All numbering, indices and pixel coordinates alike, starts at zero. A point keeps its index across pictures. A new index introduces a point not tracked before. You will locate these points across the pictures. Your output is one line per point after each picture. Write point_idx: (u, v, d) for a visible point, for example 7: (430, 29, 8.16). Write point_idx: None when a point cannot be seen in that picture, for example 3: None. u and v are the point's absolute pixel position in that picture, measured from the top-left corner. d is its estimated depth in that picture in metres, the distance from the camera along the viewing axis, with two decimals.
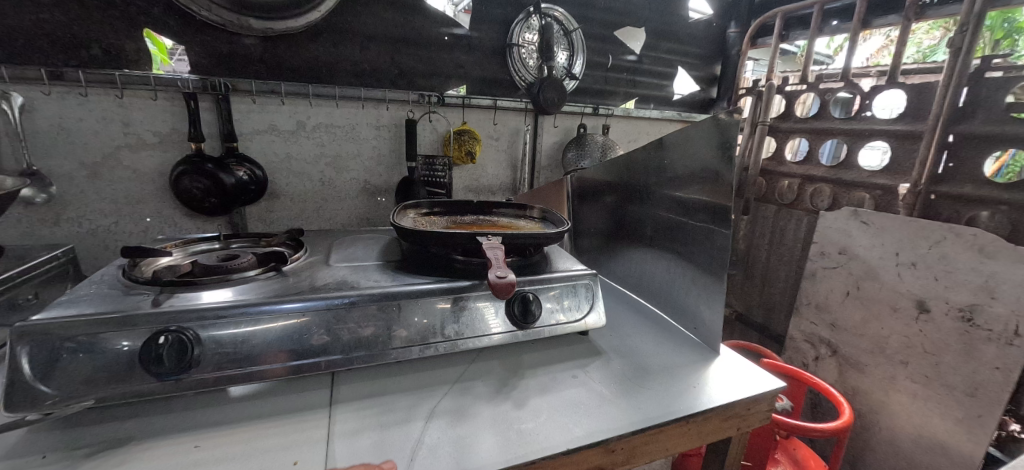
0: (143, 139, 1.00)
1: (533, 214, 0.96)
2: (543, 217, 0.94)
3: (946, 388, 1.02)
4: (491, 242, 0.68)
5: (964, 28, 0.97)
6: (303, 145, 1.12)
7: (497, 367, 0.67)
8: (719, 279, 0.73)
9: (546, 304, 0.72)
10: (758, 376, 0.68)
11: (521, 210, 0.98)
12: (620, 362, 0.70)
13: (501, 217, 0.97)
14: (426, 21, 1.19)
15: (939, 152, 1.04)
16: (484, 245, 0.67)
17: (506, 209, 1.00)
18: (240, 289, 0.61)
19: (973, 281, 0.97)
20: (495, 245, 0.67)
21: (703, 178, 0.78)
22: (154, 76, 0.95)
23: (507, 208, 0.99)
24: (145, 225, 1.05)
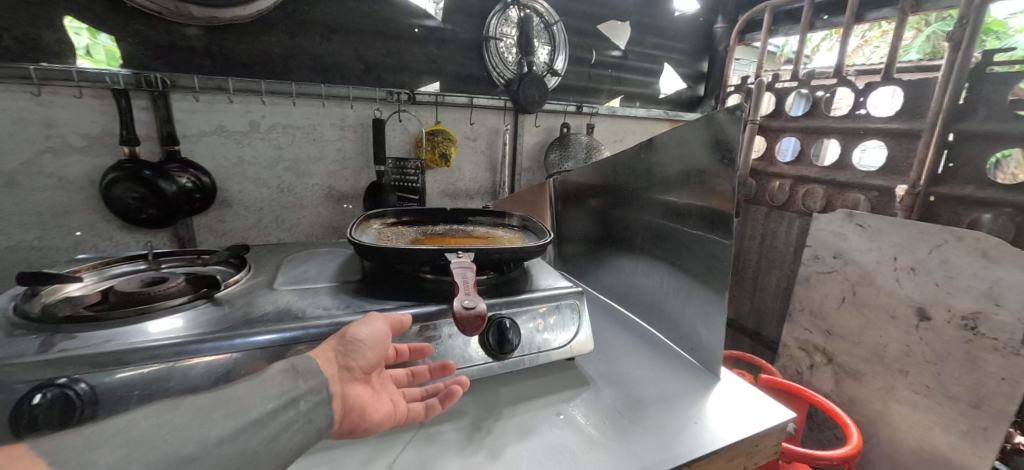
0: (69, 143, 0.87)
1: (512, 222, 0.88)
2: (524, 226, 0.86)
3: (949, 400, 0.97)
4: (461, 261, 0.59)
5: (963, 21, 0.93)
6: (257, 148, 1.02)
7: (471, 406, 0.57)
8: (718, 295, 0.66)
9: (526, 328, 0.63)
10: (764, 407, 0.61)
11: (500, 218, 0.90)
12: (610, 392, 0.62)
13: (477, 226, 0.88)
14: (395, 12, 1.09)
15: (939, 152, 1.00)
16: (453, 263, 0.58)
17: (482, 217, 0.91)
18: (157, 326, 0.51)
19: (976, 287, 0.93)
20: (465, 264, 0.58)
21: (697, 182, 0.70)
22: (77, 71, 0.83)
23: (483, 216, 0.90)
24: (74, 239, 0.92)
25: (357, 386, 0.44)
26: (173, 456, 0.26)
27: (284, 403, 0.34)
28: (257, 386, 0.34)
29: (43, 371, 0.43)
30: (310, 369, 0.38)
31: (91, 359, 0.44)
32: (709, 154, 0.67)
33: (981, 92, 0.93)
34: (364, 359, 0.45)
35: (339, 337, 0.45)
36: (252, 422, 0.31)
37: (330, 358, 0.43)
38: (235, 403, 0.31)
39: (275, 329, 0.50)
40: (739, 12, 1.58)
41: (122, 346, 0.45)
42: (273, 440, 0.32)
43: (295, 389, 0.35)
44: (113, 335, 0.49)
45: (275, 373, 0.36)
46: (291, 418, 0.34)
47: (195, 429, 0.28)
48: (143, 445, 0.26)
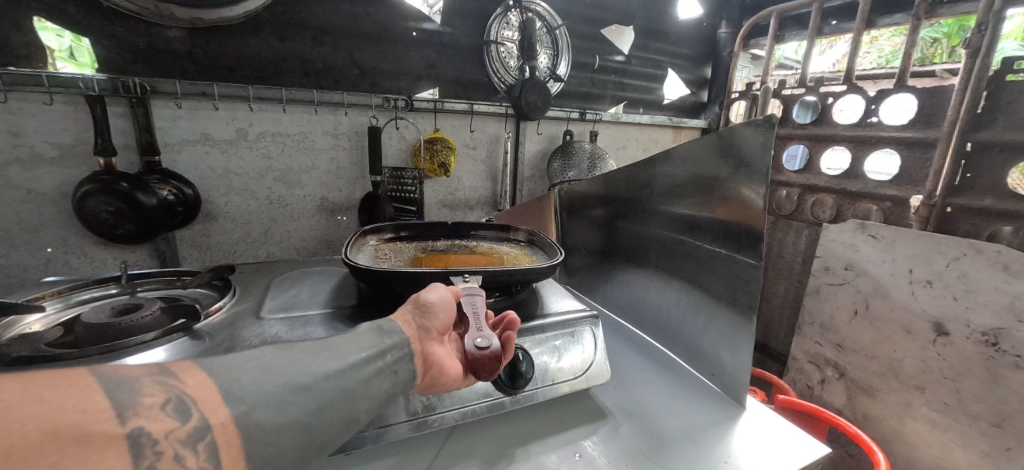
0: (39, 153, 0.80)
1: (518, 237, 0.83)
2: (530, 240, 0.81)
3: (969, 418, 0.95)
4: (465, 284, 0.54)
5: (982, 27, 0.95)
6: (244, 158, 0.95)
7: (480, 447, 0.52)
8: (745, 319, 0.62)
9: (539, 358, 0.58)
10: (796, 440, 0.57)
11: (505, 233, 0.85)
12: (630, 426, 0.57)
13: (480, 241, 0.84)
14: (392, 14, 1.04)
15: (957, 161, 1.02)
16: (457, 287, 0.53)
17: (486, 231, 0.86)
18: (127, 368, 0.45)
19: (997, 302, 0.90)
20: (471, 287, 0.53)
21: (718, 196, 0.66)
22: (48, 75, 0.76)
23: (487, 231, 0.85)
24: (45, 256, 0.85)
25: (435, 344, 0.45)
26: (294, 382, 0.32)
27: (373, 354, 0.38)
28: (352, 339, 0.39)
29: None
30: (393, 328, 0.42)
31: None
32: (733, 168, 0.63)
33: (1001, 100, 0.95)
34: (439, 321, 0.46)
35: (413, 303, 0.46)
36: (350, 365, 0.36)
37: (408, 321, 0.44)
38: (336, 350, 0.36)
39: None
40: (743, 17, 1.56)
41: None
42: (367, 383, 0.36)
43: (383, 342, 0.40)
44: None
45: (366, 330, 0.40)
46: (380, 367, 0.38)
47: (308, 365, 0.34)
48: (272, 372, 0.32)
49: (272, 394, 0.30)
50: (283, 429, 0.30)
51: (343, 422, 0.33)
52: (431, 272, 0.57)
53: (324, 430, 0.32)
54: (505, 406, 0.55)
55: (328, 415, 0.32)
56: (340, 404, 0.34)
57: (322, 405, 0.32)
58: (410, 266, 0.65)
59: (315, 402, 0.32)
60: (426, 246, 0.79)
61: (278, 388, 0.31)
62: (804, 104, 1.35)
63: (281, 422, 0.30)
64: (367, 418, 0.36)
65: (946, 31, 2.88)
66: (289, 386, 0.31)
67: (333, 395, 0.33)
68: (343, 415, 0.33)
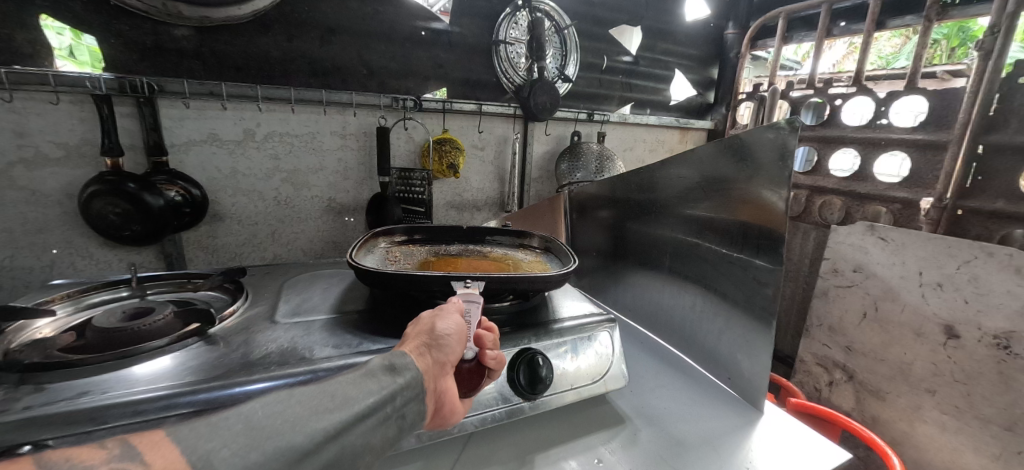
0: (44, 153, 0.79)
1: (533, 243, 0.82)
2: (547, 248, 0.80)
3: (980, 422, 0.95)
4: (466, 292, 0.50)
5: (995, 30, 0.96)
6: (251, 158, 0.94)
7: (500, 453, 0.51)
8: (763, 324, 0.61)
9: (557, 362, 0.58)
10: (817, 445, 0.56)
11: (521, 238, 0.84)
12: (649, 432, 0.57)
13: (496, 247, 0.83)
14: (401, 13, 1.03)
15: (968, 164, 1.04)
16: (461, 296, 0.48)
17: (502, 236, 0.85)
18: (140, 374, 0.44)
19: (1008, 305, 0.90)
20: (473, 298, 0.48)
21: (736, 199, 0.66)
22: (53, 74, 0.75)
23: (502, 237, 0.84)
24: (50, 258, 0.84)
25: (447, 379, 0.40)
26: (288, 450, 0.26)
27: (383, 399, 0.31)
28: (358, 377, 0.32)
29: (5, 434, 0.36)
30: (406, 363, 0.35)
31: (62, 418, 0.37)
32: (751, 170, 0.62)
33: (1013, 103, 0.96)
34: (458, 355, 0.40)
35: (427, 331, 0.39)
36: (358, 417, 0.29)
37: (427, 358, 0.38)
38: (342, 395, 0.30)
39: (280, 372, 0.44)
40: (750, 18, 1.56)
41: (98, 401, 0.39)
42: (376, 434, 0.31)
43: (396, 383, 0.33)
44: (88, 385, 0.42)
45: (376, 366, 0.34)
46: (388, 414, 0.32)
47: (306, 421, 0.28)
48: (262, 436, 0.26)
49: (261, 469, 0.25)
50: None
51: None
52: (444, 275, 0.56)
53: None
54: (524, 411, 0.54)
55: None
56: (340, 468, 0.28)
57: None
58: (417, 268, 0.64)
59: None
60: (438, 249, 0.78)
61: (266, 459, 0.25)
62: (808, 106, 1.36)
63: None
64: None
65: (946, 32, 2.90)
66: (283, 455, 0.26)
67: (334, 458, 0.28)
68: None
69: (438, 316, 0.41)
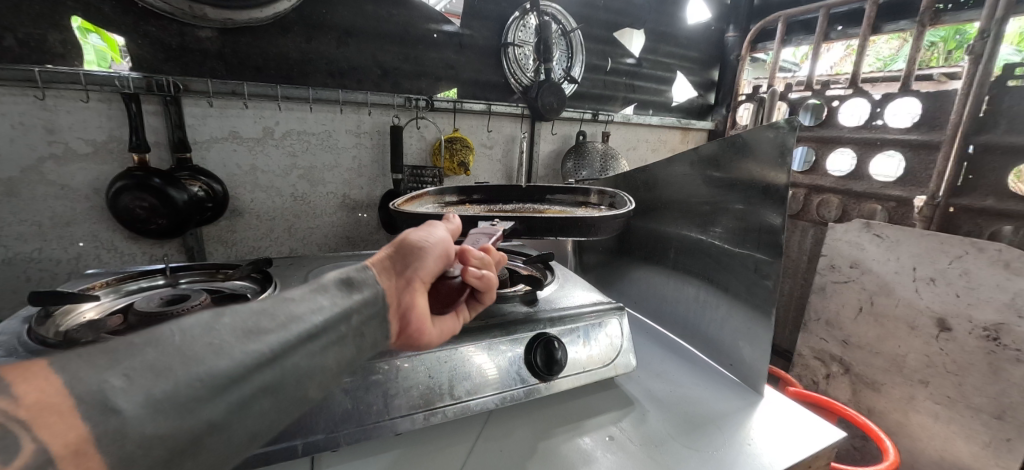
0: (73, 149, 0.82)
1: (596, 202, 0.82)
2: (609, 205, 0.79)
3: (971, 411, 1.01)
4: (489, 227, 0.53)
5: (985, 35, 1.00)
6: (271, 155, 0.98)
7: (519, 430, 0.55)
8: (762, 313, 0.65)
9: (571, 347, 0.61)
10: (814, 423, 0.60)
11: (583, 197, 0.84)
12: (657, 412, 0.60)
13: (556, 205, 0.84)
14: (414, 16, 1.07)
15: (960, 163, 1.08)
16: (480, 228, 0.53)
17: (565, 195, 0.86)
18: None
19: (999, 298, 0.96)
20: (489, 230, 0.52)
21: (738, 194, 0.69)
22: (84, 74, 0.78)
23: (563, 196, 0.85)
24: (77, 250, 0.87)
25: (416, 296, 0.38)
26: (215, 373, 0.22)
27: (332, 318, 0.29)
28: (306, 294, 0.29)
29: None
30: (363, 280, 0.34)
31: None
32: (752, 166, 0.66)
33: (1003, 105, 1.01)
34: (425, 269, 0.39)
35: (395, 244, 0.39)
36: (303, 338, 0.27)
37: (388, 268, 0.37)
38: (285, 314, 0.27)
39: None
40: (751, 21, 1.60)
41: None
42: (323, 358, 0.28)
43: (349, 303, 0.31)
44: None
45: (329, 283, 0.32)
46: (341, 334, 0.30)
47: (238, 345, 0.24)
48: (183, 360, 0.22)
49: (180, 394, 0.21)
50: (193, 440, 0.22)
51: (286, 406, 0.26)
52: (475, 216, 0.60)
53: (258, 422, 0.25)
54: (540, 392, 0.57)
55: (264, 409, 0.25)
56: (284, 394, 0.26)
57: (255, 398, 0.24)
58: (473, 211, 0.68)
59: (245, 395, 0.23)
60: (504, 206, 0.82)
61: (184, 387, 0.21)
62: (807, 107, 1.38)
63: (192, 429, 0.21)
64: (319, 395, 0.29)
65: (942, 35, 2.99)
66: (207, 379, 0.22)
67: (274, 381, 0.25)
68: (284, 399, 0.26)
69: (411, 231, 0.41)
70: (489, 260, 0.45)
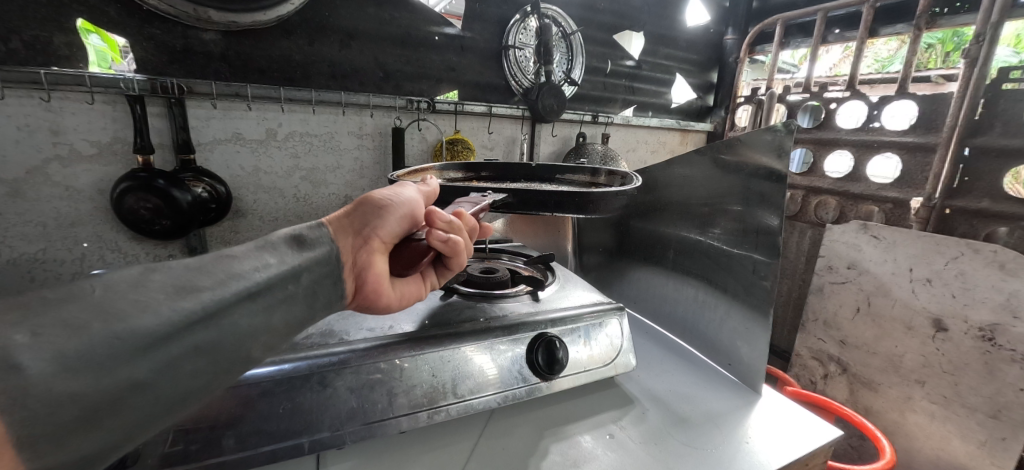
0: (78, 150, 0.83)
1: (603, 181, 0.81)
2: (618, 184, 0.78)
3: (967, 410, 1.03)
4: (477, 199, 0.56)
5: (980, 39, 1.02)
6: (274, 156, 0.99)
7: (521, 429, 0.56)
8: (760, 313, 0.66)
9: (571, 347, 0.62)
10: (810, 421, 0.61)
11: (592, 177, 0.83)
12: (656, 411, 0.61)
13: (565, 184, 0.83)
14: (416, 19, 1.08)
15: (956, 165, 1.09)
16: (467, 199, 0.55)
17: (574, 175, 0.85)
18: None
19: (994, 299, 0.98)
20: (474, 201, 0.54)
21: (736, 196, 0.70)
22: (89, 76, 0.79)
23: (572, 174, 0.84)
24: (81, 251, 0.87)
25: (373, 255, 0.41)
26: (139, 332, 0.23)
27: (271, 276, 0.30)
28: (248, 252, 0.31)
29: None
30: (317, 239, 0.36)
31: None
32: (749, 168, 0.68)
33: (998, 108, 1.02)
34: (383, 229, 0.42)
35: (360, 203, 0.42)
36: (241, 297, 0.28)
37: (347, 224, 0.40)
38: (224, 272, 0.28)
39: (318, 353, 0.48)
40: (749, 24, 1.61)
41: None
42: (265, 319, 0.29)
43: (298, 261, 0.33)
44: None
45: (279, 241, 0.33)
46: (283, 297, 0.31)
47: (167, 302, 0.24)
48: (104, 317, 0.22)
49: (96, 351, 0.21)
50: (113, 398, 0.22)
51: (221, 365, 0.27)
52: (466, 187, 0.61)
53: (189, 382, 0.25)
54: (541, 391, 0.58)
55: (195, 366, 0.25)
56: (217, 351, 0.26)
57: (185, 357, 0.25)
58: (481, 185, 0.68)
59: (173, 354, 0.24)
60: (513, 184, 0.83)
61: (102, 344, 0.21)
62: (806, 109, 1.40)
63: (110, 388, 0.22)
64: (261, 353, 0.30)
65: (939, 37, 3.03)
66: (128, 338, 0.22)
67: (208, 341, 0.26)
68: (219, 358, 0.27)
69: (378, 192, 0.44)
70: (457, 224, 0.47)
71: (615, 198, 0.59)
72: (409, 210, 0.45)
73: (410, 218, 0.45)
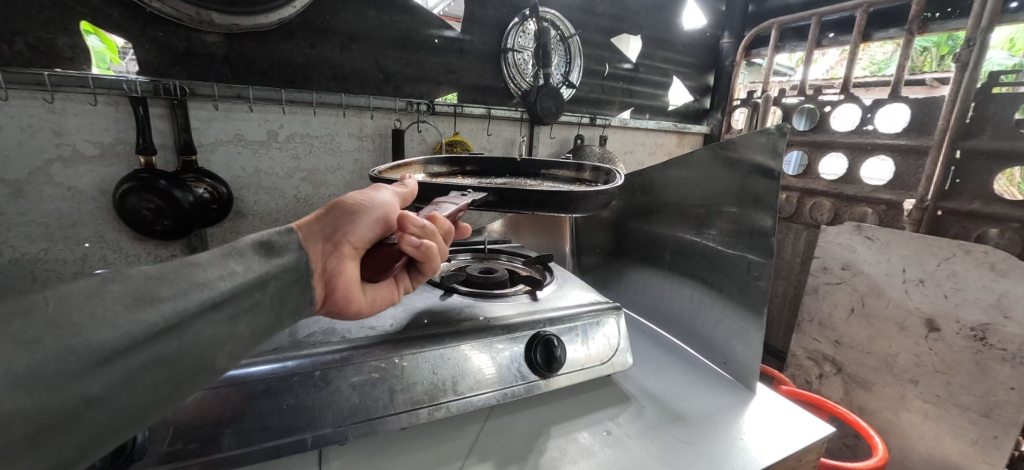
0: (80, 151, 0.83)
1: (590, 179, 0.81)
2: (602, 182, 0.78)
3: (959, 409, 1.04)
4: (457, 197, 0.55)
5: (971, 43, 1.04)
6: (274, 158, 1.00)
7: (518, 426, 0.57)
8: (754, 312, 0.67)
9: (570, 346, 0.63)
10: (803, 419, 0.62)
11: (578, 173, 0.83)
12: (651, 408, 0.62)
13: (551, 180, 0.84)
14: (416, 21, 1.09)
15: (947, 168, 1.11)
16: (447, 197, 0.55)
17: (561, 170, 0.86)
18: None
19: (985, 299, 1.00)
20: (455, 199, 0.54)
21: (731, 197, 0.72)
22: (93, 77, 0.80)
23: (561, 171, 0.85)
24: (83, 251, 0.88)
25: (342, 261, 0.42)
26: (93, 347, 0.23)
27: (241, 285, 0.30)
28: (214, 259, 0.30)
29: None
30: (285, 245, 0.36)
31: None
32: (743, 170, 0.69)
33: (988, 111, 1.04)
34: (354, 235, 0.42)
35: (331, 206, 0.42)
36: (203, 307, 0.27)
37: (317, 230, 0.40)
38: (187, 281, 0.27)
39: (319, 351, 0.49)
40: (745, 28, 1.63)
41: None
42: (229, 328, 0.29)
43: (264, 269, 0.33)
44: None
45: (246, 247, 0.33)
46: (244, 308, 0.30)
47: (125, 315, 0.24)
48: (57, 331, 0.22)
49: (48, 368, 0.21)
50: (68, 413, 0.22)
51: (184, 376, 0.27)
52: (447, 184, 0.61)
53: (148, 394, 0.26)
54: (537, 388, 0.59)
55: (155, 378, 0.26)
56: (179, 363, 0.27)
57: (143, 370, 0.25)
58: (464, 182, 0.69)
59: (130, 367, 0.24)
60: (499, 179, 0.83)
61: (55, 359, 0.22)
62: (801, 112, 1.42)
63: (63, 404, 0.22)
64: (226, 362, 0.30)
65: (934, 41, 3.08)
66: (83, 352, 0.22)
67: (168, 353, 0.26)
68: (181, 369, 0.27)
69: (352, 195, 0.44)
70: (432, 230, 0.46)
71: (597, 196, 0.60)
72: (382, 214, 0.45)
73: (383, 221, 0.45)
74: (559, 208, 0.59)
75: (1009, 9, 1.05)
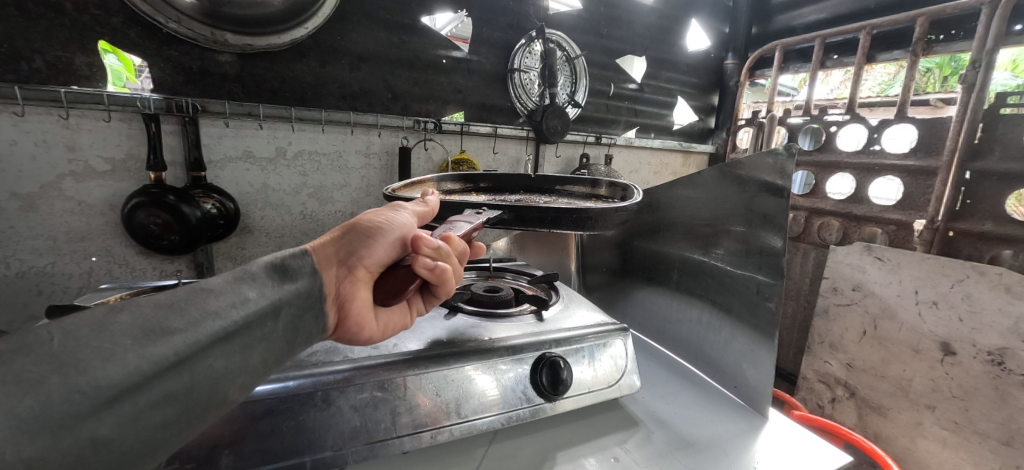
0: (92, 167, 0.84)
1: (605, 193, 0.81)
2: (619, 197, 0.77)
3: (979, 437, 1.01)
4: (473, 215, 0.55)
5: (976, 65, 1.05)
6: (282, 174, 1.01)
7: (524, 451, 0.55)
8: (765, 336, 0.65)
9: (576, 368, 0.61)
10: (818, 447, 0.59)
11: (593, 188, 0.82)
12: (661, 434, 0.60)
13: (566, 196, 0.84)
14: (426, 42, 1.11)
15: (957, 188, 1.11)
16: (462, 216, 0.55)
17: (576, 187, 0.86)
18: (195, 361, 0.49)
19: (1001, 323, 0.98)
20: (469, 219, 0.54)
21: (741, 217, 0.71)
22: (109, 95, 0.81)
23: (577, 186, 0.85)
24: (88, 265, 0.88)
25: (357, 286, 0.41)
26: (100, 386, 0.22)
27: (255, 313, 0.29)
28: (228, 285, 0.29)
29: None
30: (299, 269, 0.35)
31: None
32: (751, 189, 0.68)
33: (997, 132, 1.04)
34: (370, 258, 0.42)
35: (347, 228, 0.42)
36: (215, 339, 0.26)
37: (332, 253, 0.40)
38: (198, 311, 0.27)
39: (322, 370, 0.48)
40: (749, 49, 1.65)
41: None
42: (242, 359, 0.29)
43: (278, 294, 0.32)
44: None
45: (259, 270, 0.32)
46: (258, 338, 0.30)
47: (134, 351, 0.24)
48: (63, 370, 0.22)
49: (54, 411, 0.21)
50: (73, 458, 0.22)
51: (197, 410, 0.27)
52: (461, 201, 0.60)
53: (157, 432, 0.25)
54: (544, 412, 0.58)
55: (165, 415, 0.25)
56: (188, 399, 0.26)
57: (153, 407, 0.24)
58: (477, 199, 0.69)
59: (139, 405, 0.24)
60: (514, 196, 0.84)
61: (60, 401, 0.21)
62: (806, 131, 1.42)
63: (71, 447, 0.22)
64: (239, 394, 0.30)
65: (937, 62, 3.15)
66: (89, 391, 0.22)
67: (177, 389, 0.25)
68: (194, 405, 0.26)
69: (367, 217, 0.44)
70: (447, 251, 0.45)
71: (614, 214, 0.59)
72: (397, 235, 0.45)
73: (399, 243, 0.45)
74: (574, 225, 0.58)
75: (1013, 31, 1.06)
